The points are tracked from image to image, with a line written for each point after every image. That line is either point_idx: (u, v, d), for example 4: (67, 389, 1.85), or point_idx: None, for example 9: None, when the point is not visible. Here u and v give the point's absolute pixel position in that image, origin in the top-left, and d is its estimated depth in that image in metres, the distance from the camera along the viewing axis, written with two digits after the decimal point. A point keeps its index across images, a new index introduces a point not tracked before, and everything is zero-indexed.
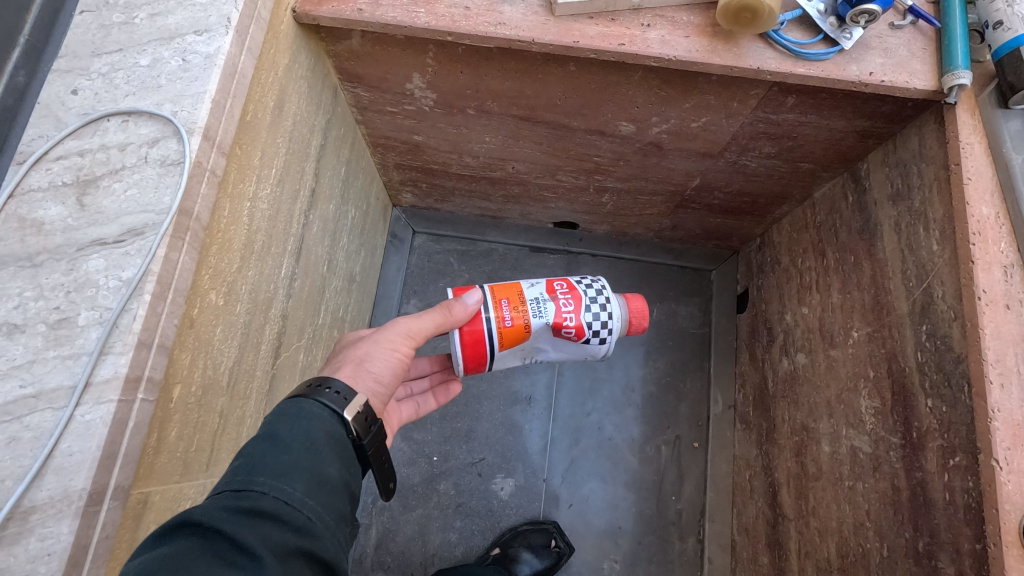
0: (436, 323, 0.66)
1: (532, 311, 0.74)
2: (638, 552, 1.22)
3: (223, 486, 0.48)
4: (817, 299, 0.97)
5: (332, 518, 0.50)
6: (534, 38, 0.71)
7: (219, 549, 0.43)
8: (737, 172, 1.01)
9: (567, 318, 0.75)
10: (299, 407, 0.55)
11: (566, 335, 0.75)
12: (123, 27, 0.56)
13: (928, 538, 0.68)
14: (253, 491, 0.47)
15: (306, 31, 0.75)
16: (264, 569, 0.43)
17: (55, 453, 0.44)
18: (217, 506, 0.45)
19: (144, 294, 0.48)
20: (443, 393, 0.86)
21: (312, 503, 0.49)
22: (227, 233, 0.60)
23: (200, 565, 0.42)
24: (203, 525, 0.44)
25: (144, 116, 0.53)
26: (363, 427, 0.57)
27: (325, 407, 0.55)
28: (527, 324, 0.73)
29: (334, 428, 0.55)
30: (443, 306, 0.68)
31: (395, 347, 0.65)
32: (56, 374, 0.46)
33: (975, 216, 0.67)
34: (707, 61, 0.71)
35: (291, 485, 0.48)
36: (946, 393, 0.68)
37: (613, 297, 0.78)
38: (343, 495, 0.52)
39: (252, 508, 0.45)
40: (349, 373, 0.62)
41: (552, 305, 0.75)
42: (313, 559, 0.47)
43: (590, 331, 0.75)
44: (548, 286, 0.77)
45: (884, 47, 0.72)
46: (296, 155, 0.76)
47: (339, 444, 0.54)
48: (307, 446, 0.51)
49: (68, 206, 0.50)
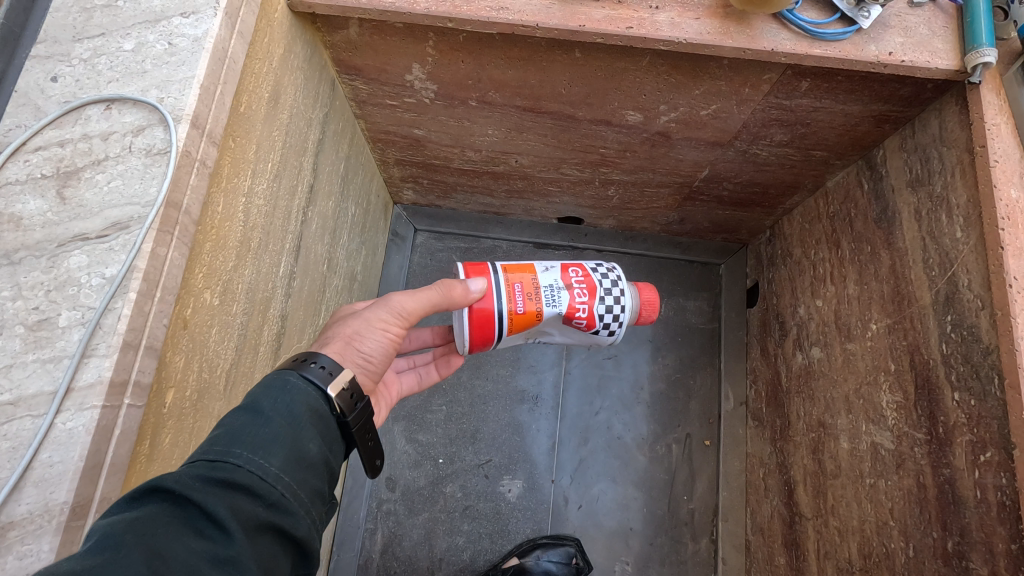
0: (433, 300, 0.63)
1: (546, 300, 0.71)
2: (649, 554, 1.19)
3: (197, 454, 0.44)
4: (833, 291, 0.94)
5: (308, 496, 0.47)
6: (538, 22, 0.68)
7: (190, 519, 0.41)
8: (747, 161, 0.98)
9: (581, 309, 0.72)
10: (284, 380, 0.52)
11: (576, 323, 0.73)
12: (105, 10, 0.53)
13: (957, 537, 0.66)
14: (228, 463, 0.44)
15: (302, 19, 0.72)
16: (234, 545, 0.40)
17: (35, 463, 0.41)
18: (190, 474, 0.42)
19: (129, 292, 0.45)
20: (445, 365, 0.83)
21: (288, 480, 0.46)
22: (221, 229, 0.57)
23: (169, 533, 0.39)
24: (175, 493, 0.41)
25: (128, 104, 0.51)
26: (348, 405, 0.54)
27: (310, 381, 0.52)
28: (540, 312, 0.71)
29: (318, 404, 0.52)
30: (443, 285, 0.64)
31: (386, 328, 0.62)
32: (36, 379, 0.43)
33: (1002, 199, 0.64)
34: (718, 43, 0.68)
35: (268, 459, 0.45)
36: (974, 386, 0.65)
37: (628, 290, 0.75)
38: (323, 474, 0.50)
39: (226, 480, 0.43)
40: (338, 349, 0.59)
41: (567, 294, 0.72)
42: (285, 536, 0.45)
43: (602, 322, 0.73)
44: (564, 273, 0.73)
45: (903, 25, 0.69)
46: (294, 149, 0.73)
47: (322, 421, 0.51)
48: (289, 420, 0.49)
49: (48, 199, 0.47)
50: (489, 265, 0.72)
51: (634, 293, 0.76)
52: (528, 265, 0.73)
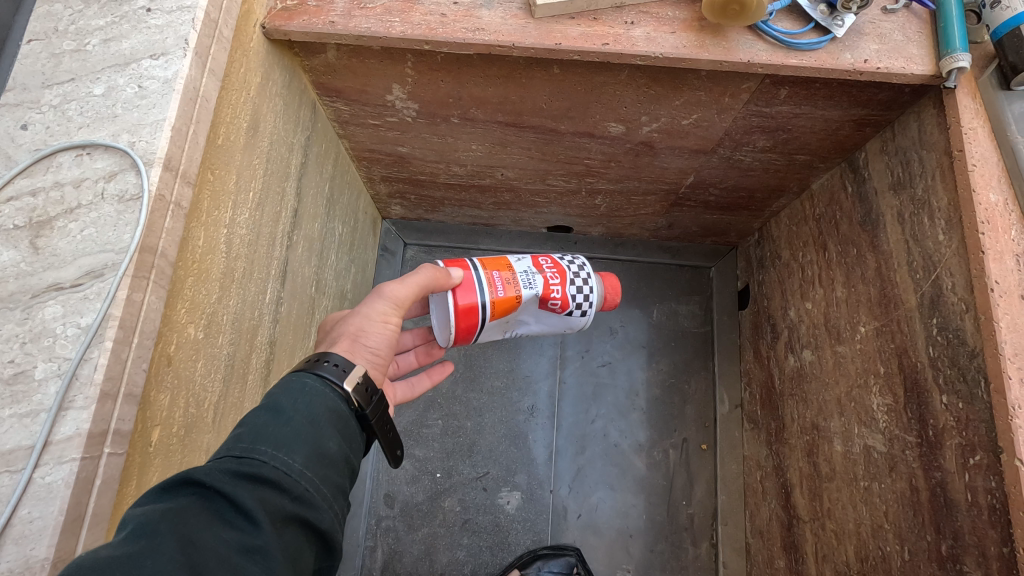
0: (421, 283, 0.66)
1: (523, 284, 0.78)
2: (650, 560, 1.19)
3: (224, 450, 0.45)
4: (821, 293, 0.94)
5: (331, 491, 0.47)
6: (514, 42, 0.68)
7: (219, 510, 0.41)
8: (731, 167, 0.99)
9: (554, 290, 0.80)
10: (302, 381, 0.52)
11: (552, 303, 0.81)
12: (74, 55, 0.53)
13: (952, 540, 0.66)
14: (255, 458, 0.44)
15: (278, 46, 0.71)
16: (261, 536, 0.41)
17: (14, 520, 0.41)
18: (219, 468, 0.43)
19: (106, 341, 0.45)
20: (424, 353, 0.89)
21: (311, 475, 0.46)
22: (203, 263, 0.57)
23: (200, 524, 0.40)
24: (206, 485, 0.42)
25: (99, 149, 0.51)
26: (365, 398, 0.55)
27: (326, 380, 0.53)
28: (519, 295, 0.77)
29: (337, 404, 0.52)
30: (428, 269, 0.68)
31: (385, 318, 0.64)
32: (14, 434, 0.43)
33: (982, 203, 0.64)
34: (694, 56, 0.68)
35: (292, 455, 0.46)
36: (961, 388, 0.65)
37: (593, 276, 0.83)
38: (344, 471, 0.49)
39: (253, 474, 0.43)
40: (346, 347, 0.61)
41: (540, 278, 0.79)
42: (309, 529, 0.45)
43: (574, 303, 0.81)
44: (536, 261, 0.81)
45: (877, 33, 0.70)
46: (275, 175, 0.73)
47: (341, 420, 0.52)
48: (309, 420, 0.49)
49: (22, 249, 0.47)
50: (466, 260, 0.78)
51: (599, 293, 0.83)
52: (501, 258, 0.80)
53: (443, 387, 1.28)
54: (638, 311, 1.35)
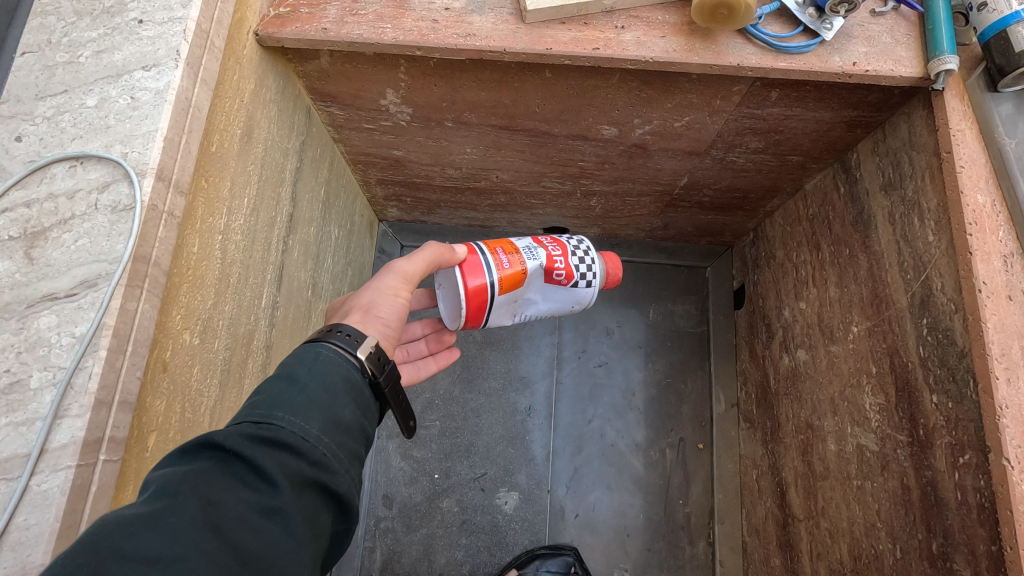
0: (427, 258, 0.69)
1: (526, 257, 0.79)
2: (648, 559, 1.20)
3: (242, 416, 0.45)
4: (815, 293, 0.95)
5: (348, 457, 0.47)
6: (505, 47, 0.69)
7: (239, 472, 0.42)
8: (724, 168, 0.99)
9: (558, 262, 0.80)
10: (316, 351, 0.52)
11: (557, 277, 0.81)
12: (67, 67, 0.54)
13: (942, 539, 0.66)
14: (272, 424, 0.44)
15: (272, 53, 0.72)
16: (280, 498, 0.41)
17: (11, 527, 0.42)
18: (238, 432, 0.43)
19: (99, 350, 0.46)
20: (437, 341, 0.87)
21: (328, 441, 0.46)
22: (198, 270, 0.58)
23: (220, 486, 0.41)
24: (224, 449, 0.42)
25: (92, 160, 0.51)
26: (377, 366, 0.54)
27: (338, 350, 0.53)
28: (525, 269, 0.78)
29: (352, 372, 0.52)
30: (433, 246, 0.70)
31: (396, 292, 0.64)
32: (10, 443, 0.44)
33: (969, 205, 0.65)
34: (684, 61, 0.69)
35: (308, 421, 0.46)
36: (950, 388, 0.66)
37: (592, 247, 0.85)
38: (360, 438, 0.49)
39: (270, 438, 0.43)
40: (359, 318, 0.60)
41: (543, 252, 0.80)
42: (327, 493, 0.45)
43: (579, 273, 0.81)
44: (535, 238, 0.83)
45: (866, 35, 0.70)
46: (270, 180, 0.74)
47: (356, 388, 0.52)
48: (325, 388, 0.49)
49: (16, 260, 0.48)
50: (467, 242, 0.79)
51: (601, 266, 0.84)
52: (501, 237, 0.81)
53: (441, 388, 1.29)
54: (635, 311, 1.36)
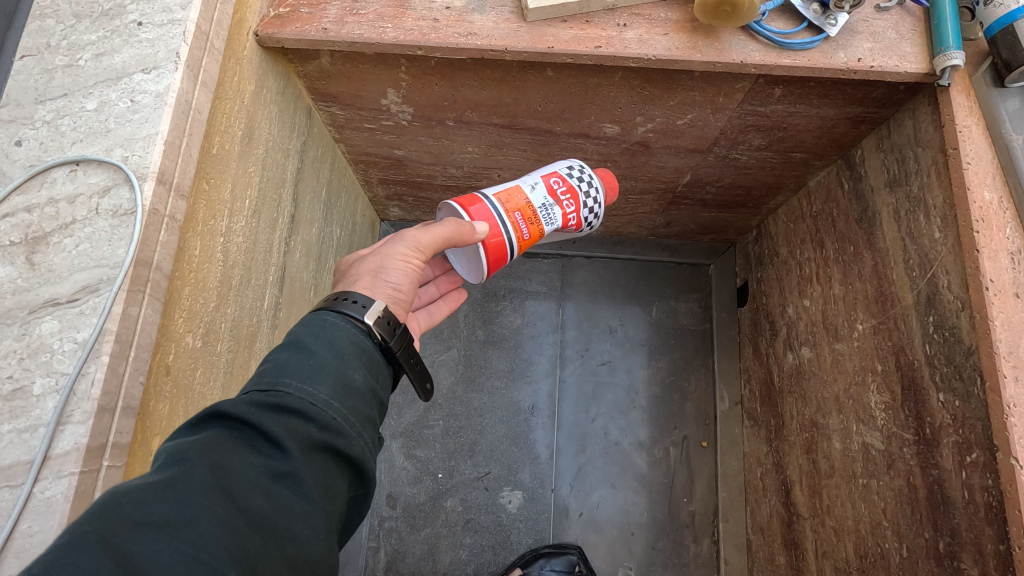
0: (447, 236, 0.65)
1: (544, 219, 0.79)
2: (652, 557, 1.19)
3: (250, 385, 0.46)
4: (819, 291, 0.94)
5: (360, 421, 0.47)
6: (507, 46, 0.68)
7: (249, 439, 0.42)
8: (727, 166, 0.98)
9: (570, 217, 0.82)
10: (323, 318, 0.52)
11: (567, 228, 0.83)
12: (67, 70, 0.54)
13: (949, 538, 0.66)
14: (279, 390, 0.45)
15: (272, 53, 0.72)
16: (291, 462, 0.42)
17: (15, 534, 0.42)
18: (245, 400, 0.44)
19: (102, 355, 0.45)
20: (446, 282, 0.86)
21: (338, 405, 0.46)
22: (200, 272, 0.58)
23: (230, 452, 0.41)
24: (233, 417, 0.43)
25: (92, 164, 0.51)
26: (388, 331, 0.54)
27: (346, 317, 0.53)
28: (542, 230, 0.79)
29: (360, 338, 0.52)
30: (453, 223, 0.67)
31: (406, 258, 0.63)
32: (14, 449, 0.43)
33: (976, 201, 0.64)
34: (687, 58, 0.68)
35: (318, 387, 0.46)
36: (957, 386, 0.65)
37: (598, 182, 0.85)
38: (371, 403, 0.50)
39: (278, 404, 0.44)
40: (366, 283, 0.60)
41: (558, 209, 0.80)
42: (339, 457, 0.45)
43: (586, 221, 0.84)
44: (549, 188, 0.80)
45: (870, 31, 0.70)
46: (272, 182, 0.73)
47: (365, 354, 0.52)
48: (333, 355, 0.49)
49: (18, 266, 0.47)
50: (481, 198, 0.75)
51: (603, 199, 0.86)
52: (517, 189, 0.78)
53: (443, 388, 1.29)
54: (638, 309, 1.35)
